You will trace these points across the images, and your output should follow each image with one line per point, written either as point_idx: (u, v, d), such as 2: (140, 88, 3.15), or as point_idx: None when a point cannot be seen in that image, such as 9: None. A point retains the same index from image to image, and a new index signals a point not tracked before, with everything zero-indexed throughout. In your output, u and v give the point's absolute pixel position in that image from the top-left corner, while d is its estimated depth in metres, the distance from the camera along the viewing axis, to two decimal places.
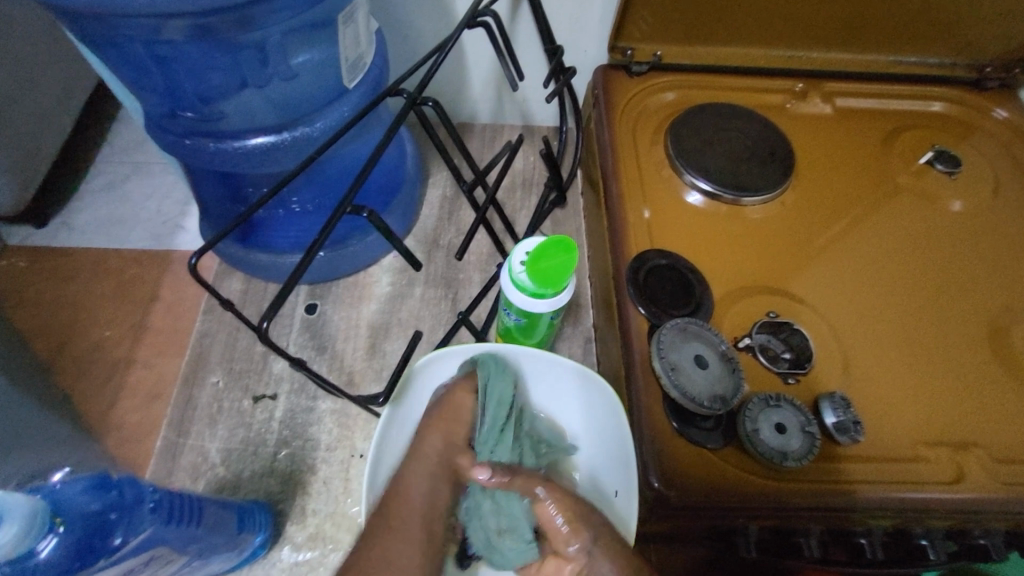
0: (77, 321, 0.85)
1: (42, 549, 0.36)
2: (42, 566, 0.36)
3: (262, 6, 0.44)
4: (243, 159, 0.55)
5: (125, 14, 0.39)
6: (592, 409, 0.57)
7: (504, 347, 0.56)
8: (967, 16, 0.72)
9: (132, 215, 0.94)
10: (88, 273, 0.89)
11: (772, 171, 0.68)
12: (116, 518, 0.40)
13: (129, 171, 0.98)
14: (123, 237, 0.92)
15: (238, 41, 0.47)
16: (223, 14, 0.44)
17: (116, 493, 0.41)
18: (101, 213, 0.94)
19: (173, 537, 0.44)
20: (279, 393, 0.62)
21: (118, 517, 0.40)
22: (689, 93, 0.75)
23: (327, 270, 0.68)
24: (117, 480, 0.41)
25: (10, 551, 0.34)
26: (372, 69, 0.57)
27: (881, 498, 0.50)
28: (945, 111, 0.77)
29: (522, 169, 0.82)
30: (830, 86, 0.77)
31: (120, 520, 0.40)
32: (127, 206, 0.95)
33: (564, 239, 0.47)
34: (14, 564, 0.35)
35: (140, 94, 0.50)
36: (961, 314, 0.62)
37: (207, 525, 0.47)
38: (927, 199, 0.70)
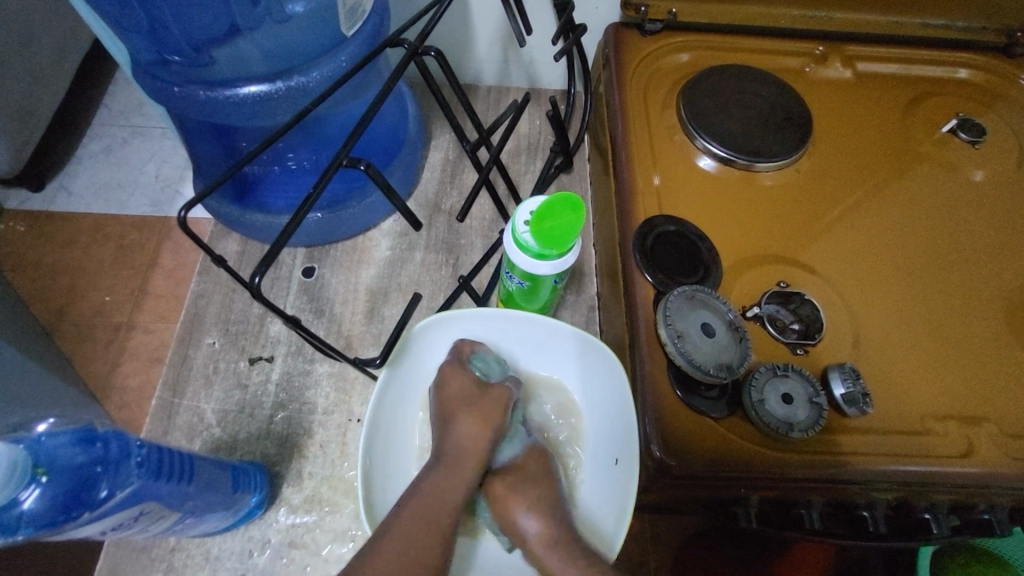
0: (82, 283, 0.84)
1: (25, 499, 0.36)
2: (26, 517, 0.36)
3: None
4: (236, 111, 0.52)
5: None
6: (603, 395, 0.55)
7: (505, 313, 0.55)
8: None
9: (132, 178, 0.92)
10: (90, 236, 0.88)
11: (788, 136, 0.65)
12: (102, 472, 0.39)
13: (130, 134, 0.96)
14: (122, 200, 0.91)
15: None
16: None
17: (102, 446, 0.39)
18: (100, 175, 0.92)
19: (163, 493, 0.43)
20: (275, 355, 0.61)
21: (104, 471, 0.39)
22: (705, 55, 0.72)
23: (325, 232, 0.67)
24: (103, 434, 0.40)
25: None
26: (369, 20, 0.54)
27: (888, 471, 0.49)
28: (971, 79, 0.74)
29: (528, 133, 0.79)
30: (851, 50, 0.73)
31: (106, 473, 0.39)
32: (126, 168, 0.93)
33: (572, 197, 0.45)
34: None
35: (126, 36, 0.47)
36: (978, 286, 0.60)
37: (200, 482, 0.46)
38: (947, 169, 0.68)
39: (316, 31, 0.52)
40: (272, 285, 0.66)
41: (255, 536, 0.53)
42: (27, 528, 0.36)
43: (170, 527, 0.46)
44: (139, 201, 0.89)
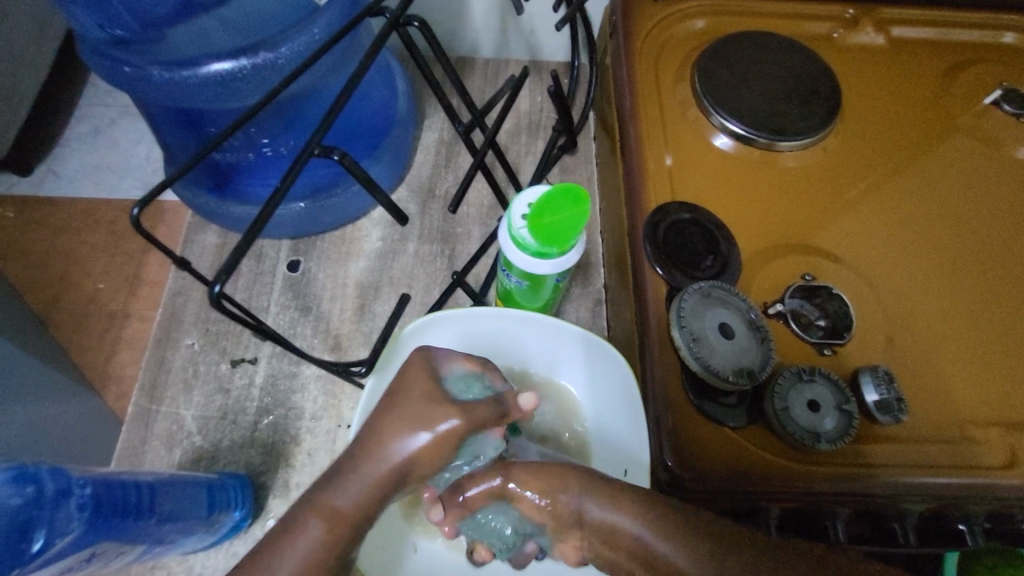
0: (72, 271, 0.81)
1: None
2: None
3: None
4: (196, 91, 0.46)
5: None
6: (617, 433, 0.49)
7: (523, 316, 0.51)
8: None
9: (123, 160, 0.87)
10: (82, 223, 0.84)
11: (815, 112, 0.59)
12: (39, 515, 0.35)
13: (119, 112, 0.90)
14: (116, 183, 0.86)
15: None
16: None
17: (37, 486, 0.35)
18: (90, 157, 0.87)
19: (115, 531, 0.39)
20: (259, 357, 0.57)
21: (41, 513, 0.35)
22: (723, 20, 0.65)
23: (310, 223, 0.62)
24: (39, 471, 0.36)
25: None
26: None
27: (920, 483, 0.45)
28: (1016, 44, 0.67)
29: (529, 110, 0.73)
30: (885, 13, 0.66)
31: (43, 515, 0.35)
32: (116, 148, 0.88)
33: (575, 187, 0.40)
34: None
35: (74, 8, 0.43)
36: (1021, 275, 0.55)
37: (163, 510, 0.43)
38: (988, 145, 0.62)
39: None
40: (254, 281, 0.61)
41: (239, 551, 0.50)
42: None
43: (136, 558, 0.43)
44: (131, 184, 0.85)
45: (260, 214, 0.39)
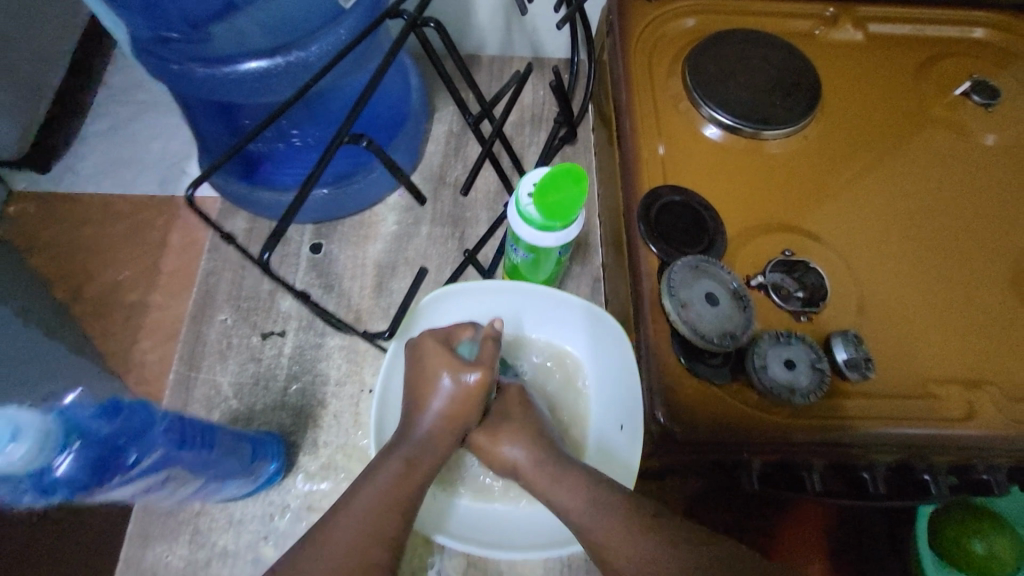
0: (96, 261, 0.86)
1: (60, 465, 0.36)
2: (63, 481, 0.36)
3: None
4: (236, 87, 0.52)
5: None
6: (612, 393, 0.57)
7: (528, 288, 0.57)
8: None
9: (141, 156, 0.93)
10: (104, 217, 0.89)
11: (796, 103, 0.64)
12: (129, 441, 0.40)
13: (136, 111, 0.96)
14: (134, 179, 0.92)
15: None
16: None
17: (127, 415, 0.40)
18: (110, 154, 0.93)
19: (184, 458, 0.45)
20: (287, 330, 0.62)
21: (130, 439, 0.40)
22: (712, 19, 0.70)
23: (332, 208, 0.67)
24: (127, 403, 0.41)
25: (28, 463, 0.35)
26: None
27: (888, 435, 0.50)
28: (986, 39, 0.72)
29: (532, 104, 0.78)
30: (864, 11, 0.71)
31: (130, 441, 0.40)
32: (134, 146, 0.94)
33: (575, 167, 0.44)
34: (37, 477, 0.36)
35: (124, 13, 0.47)
36: (985, 251, 0.60)
37: (220, 449, 0.48)
38: (958, 133, 0.66)
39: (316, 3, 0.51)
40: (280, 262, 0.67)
41: (275, 501, 0.55)
42: (66, 489, 0.37)
43: (195, 492, 0.48)
44: (148, 179, 0.91)
45: (301, 193, 0.47)
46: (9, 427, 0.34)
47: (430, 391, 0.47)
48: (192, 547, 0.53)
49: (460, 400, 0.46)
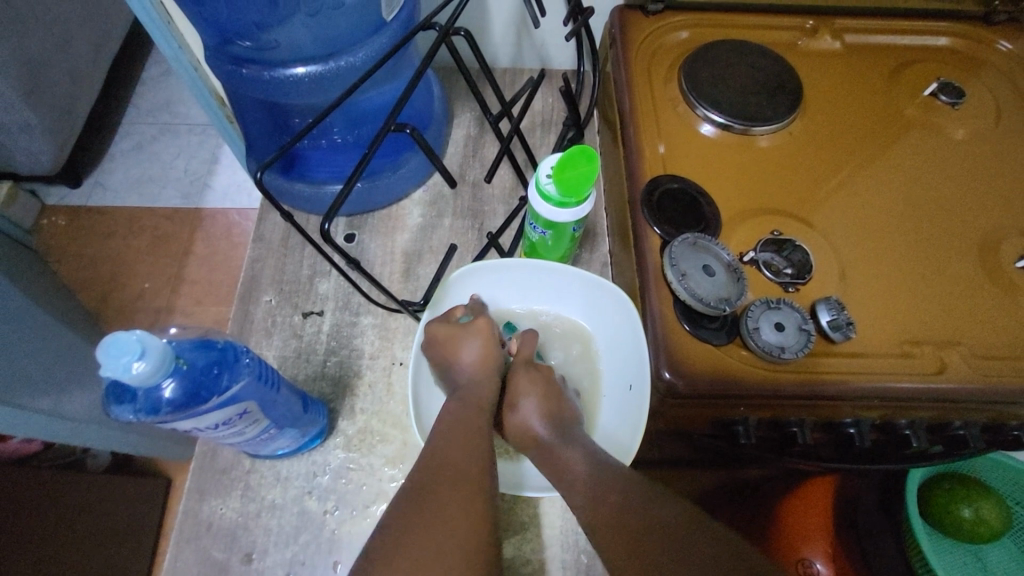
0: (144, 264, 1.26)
1: (167, 388, 0.39)
2: (167, 402, 0.39)
3: None
4: (292, 88, 0.62)
5: None
6: (624, 368, 0.64)
7: (550, 266, 0.65)
8: None
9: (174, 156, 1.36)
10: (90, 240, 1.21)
11: (780, 103, 0.72)
12: (221, 372, 0.43)
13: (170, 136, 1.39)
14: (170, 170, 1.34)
15: None
16: None
17: (219, 350, 0.43)
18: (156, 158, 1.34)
19: (261, 397, 0.46)
20: (325, 310, 0.69)
21: (222, 370, 0.43)
22: (703, 31, 0.78)
23: (364, 203, 0.74)
24: (219, 341, 0.44)
25: (145, 382, 0.37)
26: (406, 7, 0.63)
27: (874, 388, 0.56)
28: (951, 46, 0.80)
29: (542, 109, 0.86)
30: (841, 23, 0.79)
31: (223, 371, 0.43)
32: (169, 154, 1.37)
33: (588, 148, 0.51)
34: (146, 397, 0.39)
35: (202, 28, 0.58)
36: (955, 230, 0.66)
37: (287, 393, 0.50)
38: (930, 128, 0.74)
39: (360, 20, 0.61)
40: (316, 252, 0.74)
41: (317, 460, 0.61)
42: (168, 411, 0.40)
43: (258, 436, 0.50)
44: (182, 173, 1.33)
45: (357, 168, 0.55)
46: (139, 344, 0.37)
47: (456, 349, 0.59)
48: (243, 501, 0.59)
49: (481, 346, 0.59)
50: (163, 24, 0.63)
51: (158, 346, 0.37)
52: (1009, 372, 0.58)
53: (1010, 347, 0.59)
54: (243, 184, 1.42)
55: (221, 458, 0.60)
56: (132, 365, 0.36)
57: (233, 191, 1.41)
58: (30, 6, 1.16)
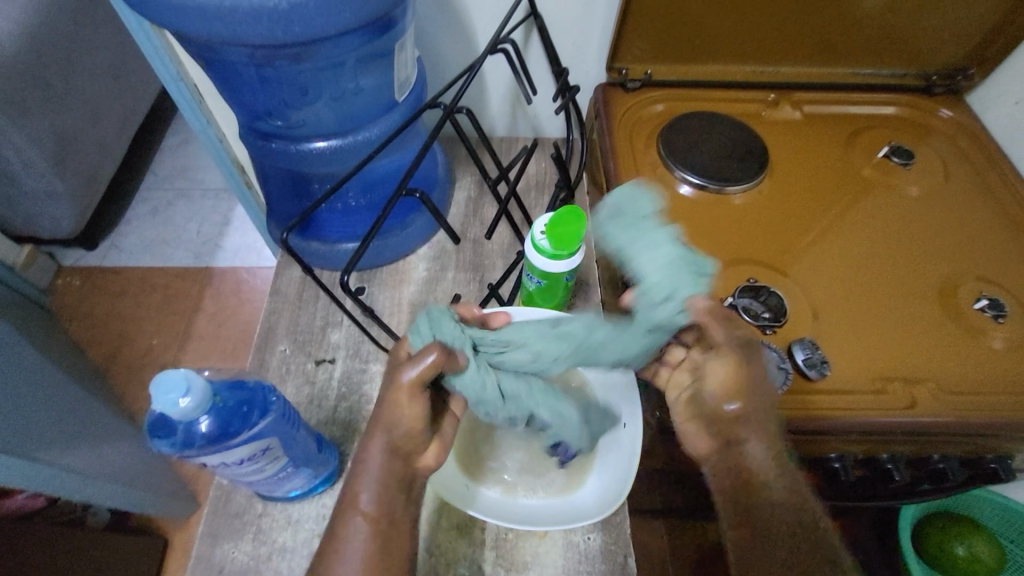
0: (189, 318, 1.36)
1: (203, 423, 0.44)
2: (202, 436, 0.44)
3: (330, 43, 0.59)
4: (314, 159, 0.71)
5: (231, 43, 0.55)
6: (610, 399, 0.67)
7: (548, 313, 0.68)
8: (919, 40, 0.84)
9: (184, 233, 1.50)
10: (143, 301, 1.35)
11: (749, 165, 0.80)
12: (251, 410, 0.48)
13: (181, 198, 1.57)
14: (173, 252, 1.48)
15: (309, 72, 0.62)
16: (299, 51, 0.58)
17: (250, 390, 0.48)
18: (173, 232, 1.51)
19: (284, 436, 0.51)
20: (336, 357, 0.74)
21: (252, 408, 0.48)
22: (676, 104, 0.88)
23: (374, 258, 0.81)
24: (250, 382, 0.49)
25: (186, 416, 0.42)
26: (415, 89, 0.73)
27: (854, 424, 0.59)
28: (899, 113, 0.88)
29: (536, 173, 0.95)
30: (799, 96, 0.89)
31: (253, 409, 0.48)
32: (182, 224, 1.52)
33: (576, 208, 0.58)
34: (184, 431, 0.43)
35: (238, 110, 0.67)
36: (916, 276, 0.73)
37: (307, 434, 0.54)
38: (886, 186, 0.81)
39: (376, 102, 0.70)
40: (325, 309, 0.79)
41: (327, 503, 0.63)
42: (202, 444, 0.44)
43: (278, 476, 0.53)
44: (188, 251, 1.47)
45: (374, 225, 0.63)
46: (185, 381, 0.42)
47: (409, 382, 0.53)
48: (255, 544, 0.61)
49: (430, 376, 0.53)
50: (197, 105, 0.73)
51: (201, 383, 0.43)
52: (976, 406, 0.62)
53: (975, 383, 0.64)
54: (254, 243, 1.50)
55: (234, 502, 0.63)
56: (179, 399, 0.41)
57: (244, 251, 1.49)
58: (68, 88, 1.27)
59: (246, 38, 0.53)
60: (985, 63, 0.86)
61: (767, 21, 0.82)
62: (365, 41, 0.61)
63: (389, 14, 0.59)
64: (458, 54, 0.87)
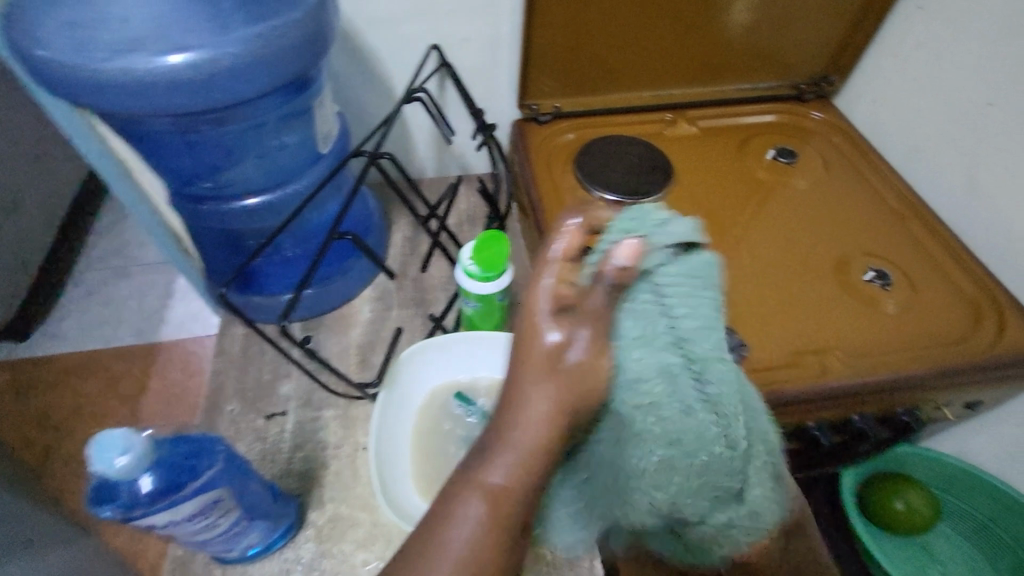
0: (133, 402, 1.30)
1: (145, 482, 0.44)
2: (146, 495, 0.44)
3: (251, 104, 0.63)
4: (245, 216, 0.74)
5: (151, 114, 0.58)
6: None
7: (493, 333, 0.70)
8: (784, 55, 0.96)
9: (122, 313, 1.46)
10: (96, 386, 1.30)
11: (657, 178, 0.88)
12: (196, 463, 0.48)
13: (118, 275, 1.53)
14: (112, 335, 1.42)
15: (232, 133, 0.66)
16: (222, 115, 0.62)
17: (194, 444, 0.49)
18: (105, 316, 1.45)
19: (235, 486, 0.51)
20: (288, 409, 0.74)
21: (199, 459, 0.48)
22: (584, 132, 0.95)
23: (316, 304, 0.83)
24: (194, 436, 0.49)
25: (125, 476, 0.43)
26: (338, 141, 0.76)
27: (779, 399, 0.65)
28: (779, 119, 0.99)
29: (468, 207, 1.00)
30: (692, 113, 0.99)
31: (199, 462, 0.48)
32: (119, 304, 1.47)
33: (496, 232, 0.63)
34: (127, 493, 0.44)
35: (164, 177, 0.69)
36: (814, 257, 0.81)
37: (258, 482, 0.55)
38: (781, 183, 0.91)
39: (302, 157, 0.73)
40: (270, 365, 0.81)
41: (289, 557, 0.62)
42: (146, 504, 0.44)
43: (233, 530, 0.53)
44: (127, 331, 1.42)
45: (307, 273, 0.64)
46: (124, 439, 0.43)
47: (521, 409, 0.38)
48: None
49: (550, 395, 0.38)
50: (120, 174, 0.70)
51: (140, 440, 0.43)
52: (879, 365, 0.69)
53: (876, 345, 0.71)
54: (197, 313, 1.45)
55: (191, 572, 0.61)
56: (116, 458, 0.42)
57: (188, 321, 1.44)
58: None
59: (166, 106, 0.57)
60: (841, 70, 0.99)
61: (651, 51, 0.92)
62: (285, 100, 0.66)
63: (304, 73, 0.64)
64: (378, 105, 0.93)
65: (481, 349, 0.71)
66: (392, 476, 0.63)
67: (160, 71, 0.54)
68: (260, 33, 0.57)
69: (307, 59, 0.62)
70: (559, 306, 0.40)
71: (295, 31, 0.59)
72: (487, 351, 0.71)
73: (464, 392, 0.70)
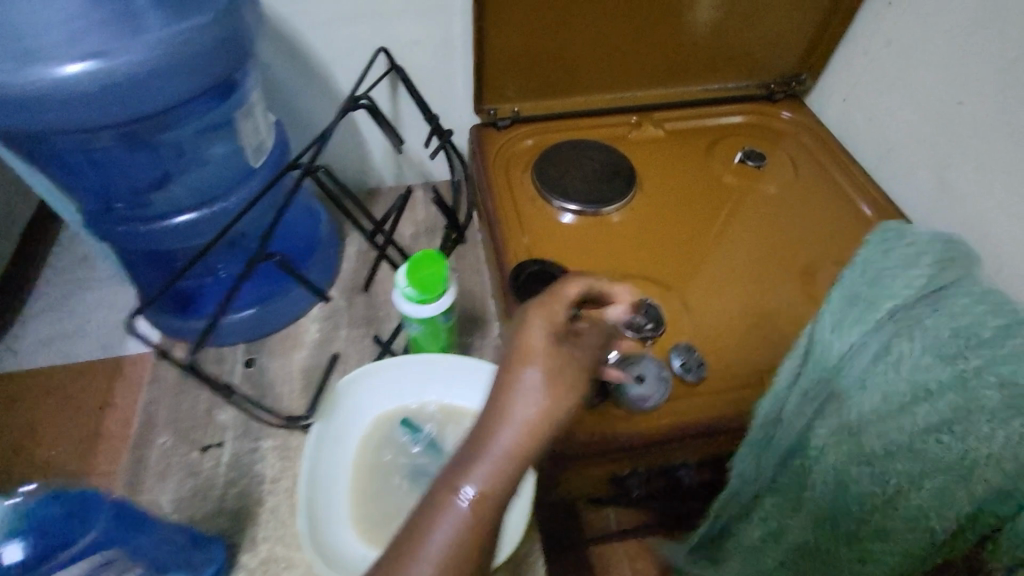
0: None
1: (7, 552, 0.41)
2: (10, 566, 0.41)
3: (173, 113, 0.62)
4: (172, 235, 0.69)
5: (56, 130, 0.55)
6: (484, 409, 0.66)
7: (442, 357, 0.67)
8: (752, 54, 0.92)
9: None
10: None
11: (619, 185, 0.84)
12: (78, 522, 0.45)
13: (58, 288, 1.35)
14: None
15: (155, 142, 0.64)
16: (141, 126, 0.60)
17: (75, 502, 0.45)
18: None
19: (127, 542, 0.48)
20: (224, 440, 0.69)
21: (78, 519, 0.45)
22: (543, 137, 0.91)
23: (255, 326, 0.78)
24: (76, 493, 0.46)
25: None
26: (274, 152, 0.72)
27: (739, 422, 0.62)
28: (748, 120, 0.96)
29: (426, 218, 0.96)
30: (659, 115, 0.95)
31: (78, 521, 0.45)
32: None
33: (432, 252, 0.58)
34: None
35: (78, 197, 0.65)
36: (780, 266, 0.77)
37: (159, 531, 0.52)
38: (749, 188, 0.87)
39: (231, 170, 0.71)
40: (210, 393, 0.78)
41: None
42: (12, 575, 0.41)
43: None
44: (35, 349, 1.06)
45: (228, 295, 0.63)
46: None
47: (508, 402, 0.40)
48: None
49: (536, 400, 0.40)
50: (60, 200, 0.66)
51: None
52: None
53: None
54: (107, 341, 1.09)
55: None
56: None
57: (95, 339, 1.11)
58: None
59: (72, 120, 0.53)
60: (812, 69, 0.95)
61: (611, 51, 0.87)
62: (208, 108, 0.64)
63: (229, 74, 0.62)
64: (325, 110, 0.88)
65: (425, 372, 0.67)
66: (325, 517, 0.58)
67: (53, 81, 0.51)
68: (177, 34, 0.55)
69: (233, 58, 0.61)
70: (550, 336, 0.44)
71: (217, 30, 0.58)
72: (435, 376, 0.67)
73: (411, 419, 0.66)
